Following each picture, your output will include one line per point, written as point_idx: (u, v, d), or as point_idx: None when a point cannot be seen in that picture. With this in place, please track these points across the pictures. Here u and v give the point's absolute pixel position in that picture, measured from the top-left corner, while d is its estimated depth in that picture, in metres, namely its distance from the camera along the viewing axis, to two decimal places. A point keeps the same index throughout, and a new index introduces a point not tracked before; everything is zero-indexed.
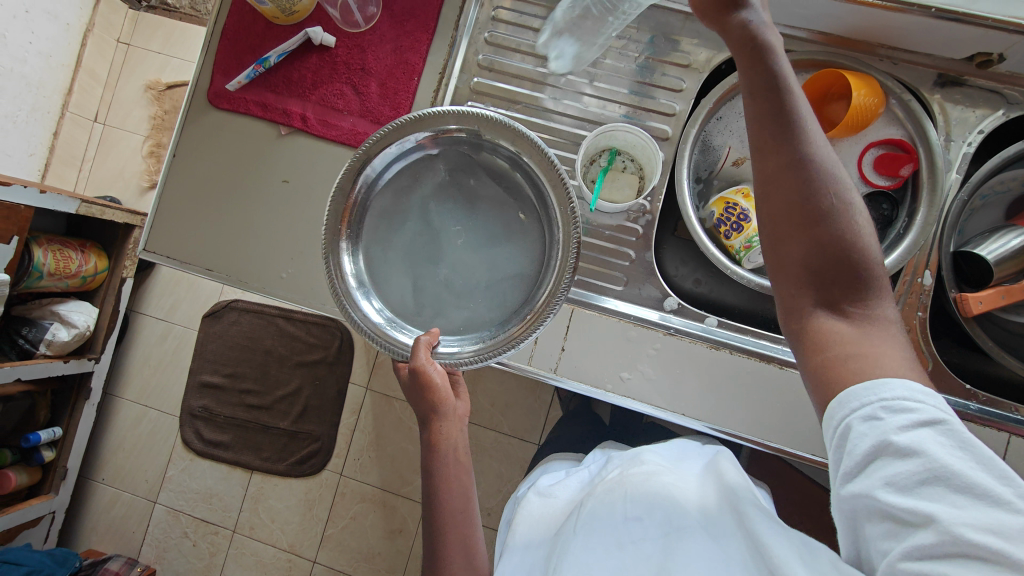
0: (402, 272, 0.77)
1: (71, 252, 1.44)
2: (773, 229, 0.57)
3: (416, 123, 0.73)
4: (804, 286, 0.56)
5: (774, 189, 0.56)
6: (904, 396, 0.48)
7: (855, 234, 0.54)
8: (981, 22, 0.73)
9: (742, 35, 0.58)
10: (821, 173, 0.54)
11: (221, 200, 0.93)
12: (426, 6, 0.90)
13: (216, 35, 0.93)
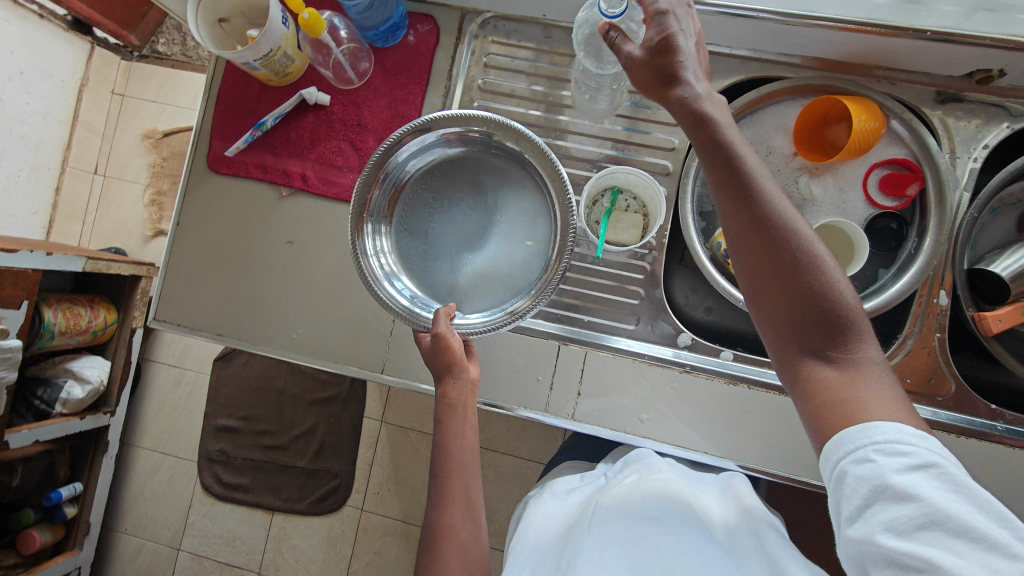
0: (427, 255, 0.82)
1: (81, 308, 1.44)
2: (750, 286, 0.56)
3: (438, 122, 0.76)
4: (790, 336, 0.54)
5: (745, 246, 0.55)
6: (895, 440, 0.46)
7: (833, 282, 0.52)
8: (979, 42, 0.72)
9: (684, 103, 0.56)
10: (786, 229, 0.53)
11: (227, 265, 0.93)
12: (418, 59, 0.90)
13: (211, 101, 0.94)
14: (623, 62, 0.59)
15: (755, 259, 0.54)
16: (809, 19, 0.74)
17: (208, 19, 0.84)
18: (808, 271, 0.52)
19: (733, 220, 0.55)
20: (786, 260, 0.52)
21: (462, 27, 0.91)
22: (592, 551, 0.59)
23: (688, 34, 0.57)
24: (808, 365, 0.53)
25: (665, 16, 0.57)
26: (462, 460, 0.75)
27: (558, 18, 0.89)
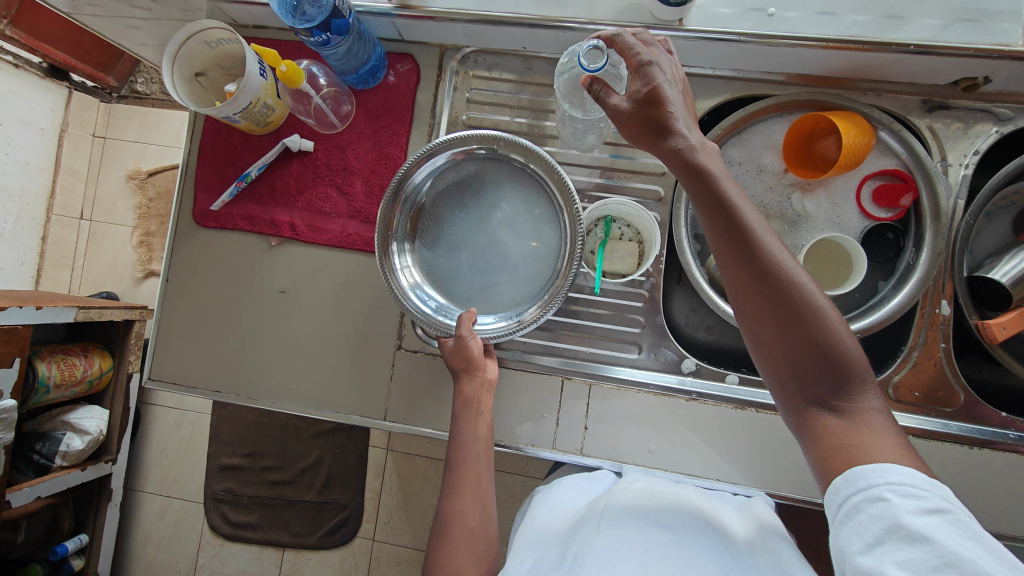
0: (448, 271, 0.84)
1: (74, 358, 1.40)
2: (750, 330, 0.58)
3: (449, 143, 0.78)
4: (794, 386, 0.56)
5: (744, 293, 0.57)
6: (911, 485, 0.47)
7: (833, 332, 0.54)
8: (963, 53, 0.71)
9: (679, 160, 0.58)
10: (786, 282, 0.54)
11: (220, 318, 0.91)
12: (400, 99, 0.89)
13: (193, 153, 0.92)
14: (612, 115, 0.61)
15: (754, 306, 0.56)
16: (790, 39, 0.73)
17: (184, 74, 0.82)
18: (806, 318, 0.54)
19: (731, 267, 0.57)
20: (784, 308, 0.54)
21: (442, 64, 0.90)
22: (605, 548, 0.58)
23: (675, 86, 0.60)
24: (810, 408, 0.55)
25: (650, 70, 0.60)
26: (475, 460, 0.74)
27: (537, 50, 0.88)
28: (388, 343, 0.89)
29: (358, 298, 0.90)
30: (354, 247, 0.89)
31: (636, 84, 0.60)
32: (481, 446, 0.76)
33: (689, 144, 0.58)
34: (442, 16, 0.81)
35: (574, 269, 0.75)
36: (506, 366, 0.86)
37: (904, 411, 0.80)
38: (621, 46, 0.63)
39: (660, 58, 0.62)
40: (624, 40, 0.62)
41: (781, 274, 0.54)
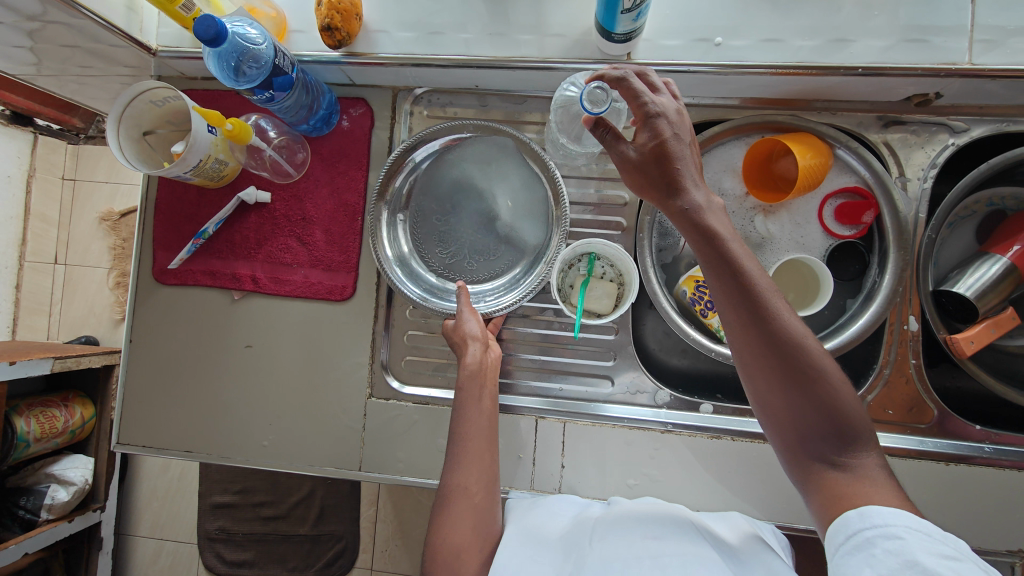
0: (438, 252, 0.87)
1: (54, 409, 1.32)
2: (752, 386, 0.58)
3: (439, 131, 0.82)
4: (800, 442, 0.56)
5: (746, 353, 0.57)
6: (930, 532, 0.46)
7: (837, 394, 0.54)
8: (910, 72, 0.70)
9: (688, 220, 0.58)
10: (795, 345, 0.54)
11: (187, 377, 0.90)
12: (355, 144, 0.88)
13: (149, 212, 0.91)
14: (616, 159, 0.63)
15: (757, 364, 0.56)
16: (739, 67, 0.73)
17: (131, 135, 0.79)
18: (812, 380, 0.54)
19: (734, 327, 0.57)
20: (788, 368, 0.54)
21: (395, 106, 0.89)
22: (597, 562, 0.58)
23: (682, 140, 0.60)
24: (813, 465, 0.55)
25: (658, 122, 0.60)
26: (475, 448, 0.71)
27: (490, 87, 0.87)
28: (358, 394, 0.87)
29: (326, 348, 0.88)
30: (318, 296, 0.88)
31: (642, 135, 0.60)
32: (484, 425, 0.72)
33: (697, 205, 0.58)
34: (392, 62, 0.79)
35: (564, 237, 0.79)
36: None
37: (879, 429, 0.79)
38: (628, 88, 0.61)
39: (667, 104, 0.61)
40: (629, 85, 0.61)
41: (784, 336, 0.54)
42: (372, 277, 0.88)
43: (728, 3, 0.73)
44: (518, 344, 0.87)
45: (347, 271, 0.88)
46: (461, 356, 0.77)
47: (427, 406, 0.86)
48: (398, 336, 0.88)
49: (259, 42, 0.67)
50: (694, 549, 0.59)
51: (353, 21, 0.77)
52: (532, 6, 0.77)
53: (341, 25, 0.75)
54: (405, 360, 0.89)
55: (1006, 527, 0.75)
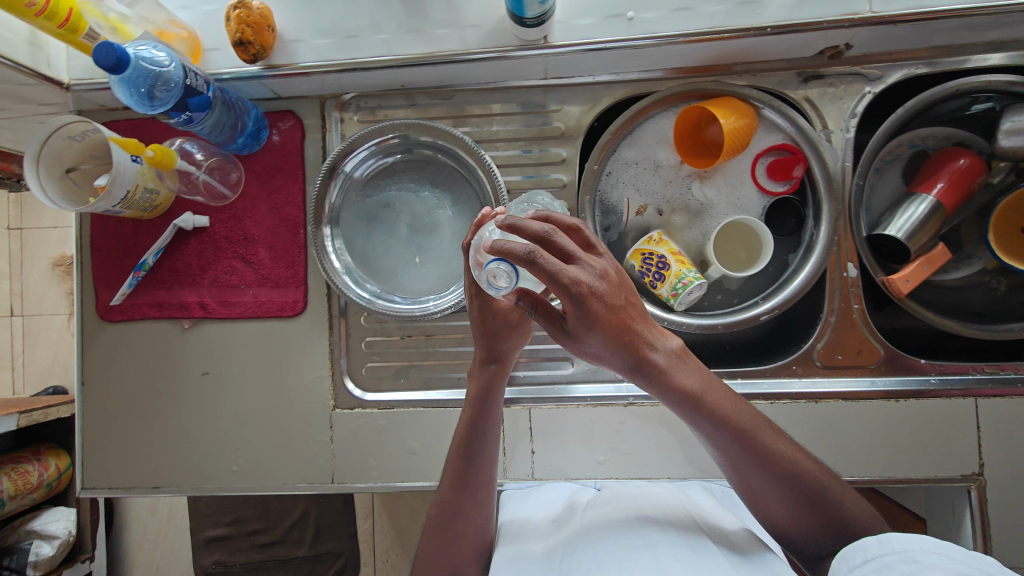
0: (386, 255, 0.87)
1: (26, 464, 1.28)
2: (758, 505, 0.62)
3: (365, 136, 0.82)
4: (808, 542, 0.61)
5: (747, 484, 0.61)
6: (950, 554, 0.45)
7: (829, 499, 0.59)
8: (818, 27, 0.72)
9: (662, 379, 0.58)
10: (782, 470, 0.59)
11: (148, 413, 0.88)
12: (289, 157, 0.88)
13: (86, 249, 0.89)
14: (557, 327, 0.58)
15: (760, 492, 0.61)
16: (654, 40, 0.74)
17: (53, 174, 0.77)
18: (806, 495, 0.59)
19: (734, 463, 0.61)
20: (789, 495, 0.59)
21: (324, 114, 0.88)
22: (585, 542, 0.62)
23: (624, 300, 0.54)
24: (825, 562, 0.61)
25: (586, 302, 0.51)
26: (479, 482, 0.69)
27: (417, 85, 0.86)
28: (322, 407, 0.87)
29: (284, 366, 0.87)
30: (270, 314, 0.87)
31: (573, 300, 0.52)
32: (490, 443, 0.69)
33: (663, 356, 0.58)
34: (318, 70, 0.78)
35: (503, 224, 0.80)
36: (447, 406, 0.86)
37: (831, 376, 0.82)
38: (540, 267, 0.49)
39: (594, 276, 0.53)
40: (542, 261, 0.49)
41: (779, 469, 0.59)
42: (322, 288, 0.87)
43: None
44: None
45: (297, 286, 0.87)
46: (486, 340, 0.67)
47: (392, 411, 0.86)
48: (355, 344, 0.88)
49: (167, 64, 0.66)
50: (683, 528, 0.63)
51: (266, 33, 0.76)
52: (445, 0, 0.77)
53: (253, 39, 0.74)
54: (365, 367, 0.88)
55: (962, 452, 0.78)
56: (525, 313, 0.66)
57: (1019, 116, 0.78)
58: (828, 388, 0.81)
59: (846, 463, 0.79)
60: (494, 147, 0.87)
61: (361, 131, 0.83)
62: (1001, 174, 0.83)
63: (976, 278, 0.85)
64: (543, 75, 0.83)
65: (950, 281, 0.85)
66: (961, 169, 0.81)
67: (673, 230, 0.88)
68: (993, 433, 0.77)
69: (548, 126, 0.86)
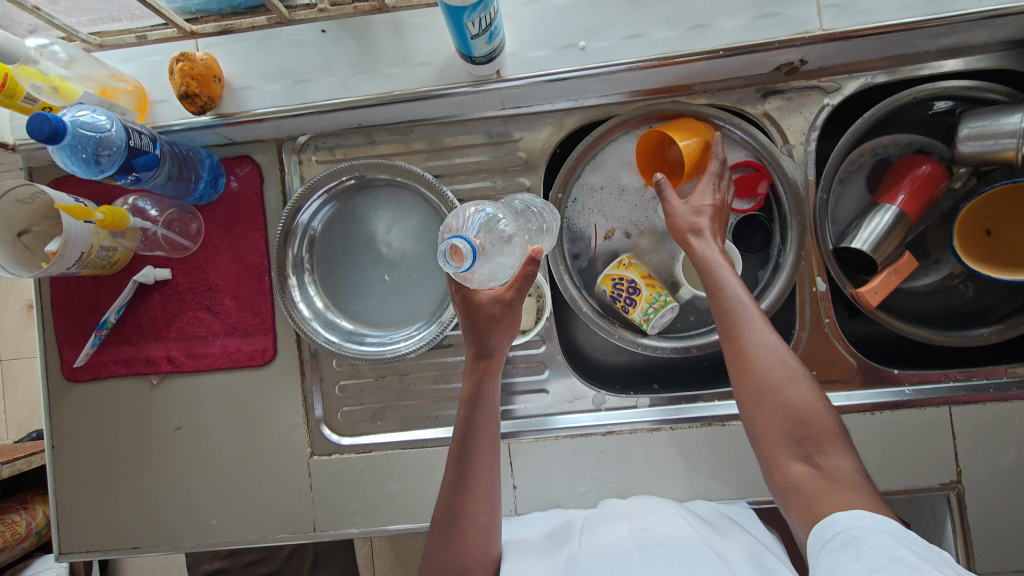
0: (355, 297, 0.85)
1: (14, 514, 1.25)
2: (750, 416, 0.64)
3: (318, 184, 0.79)
4: (781, 444, 0.61)
5: (735, 355, 0.65)
6: (914, 537, 0.49)
7: (809, 400, 0.61)
8: (771, 47, 0.72)
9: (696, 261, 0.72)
10: (775, 357, 0.63)
11: (121, 471, 0.87)
12: (249, 203, 0.86)
13: (46, 310, 0.87)
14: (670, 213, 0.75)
15: (752, 381, 0.63)
16: (608, 68, 0.73)
17: (3, 239, 0.73)
18: (789, 380, 0.62)
19: (734, 350, 0.65)
20: (773, 385, 0.62)
21: (282, 157, 0.86)
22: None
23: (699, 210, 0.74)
24: (780, 455, 0.61)
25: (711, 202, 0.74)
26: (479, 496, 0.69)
27: (375, 123, 0.85)
28: (299, 455, 0.86)
29: (258, 415, 0.86)
30: (239, 364, 0.86)
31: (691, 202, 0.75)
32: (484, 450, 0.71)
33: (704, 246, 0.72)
34: (271, 117, 0.77)
35: None
36: (426, 446, 0.85)
37: None
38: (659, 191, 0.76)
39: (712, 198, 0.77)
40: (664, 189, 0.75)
41: (768, 360, 0.63)
42: (291, 335, 0.86)
43: (587, 6, 0.73)
44: (451, 374, 0.86)
45: (265, 333, 0.85)
46: (479, 335, 0.70)
47: (370, 454, 0.85)
48: (329, 389, 0.87)
49: (107, 127, 0.64)
50: (686, 556, 0.63)
51: (213, 84, 0.74)
52: (396, 39, 0.76)
53: (199, 91, 0.73)
54: (341, 411, 0.87)
55: (937, 461, 0.78)
56: (506, 303, 0.68)
57: (977, 122, 0.77)
58: None
59: None
60: (457, 180, 0.86)
61: (314, 178, 0.80)
62: (962, 179, 0.83)
63: (944, 282, 0.86)
64: (501, 106, 0.82)
65: (918, 287, 0.86)
66: (924, 176, 0.81)
67: (642, 252, 0.88)
68: (968, 440, 0.78)
69: (510, 156, 0.85)
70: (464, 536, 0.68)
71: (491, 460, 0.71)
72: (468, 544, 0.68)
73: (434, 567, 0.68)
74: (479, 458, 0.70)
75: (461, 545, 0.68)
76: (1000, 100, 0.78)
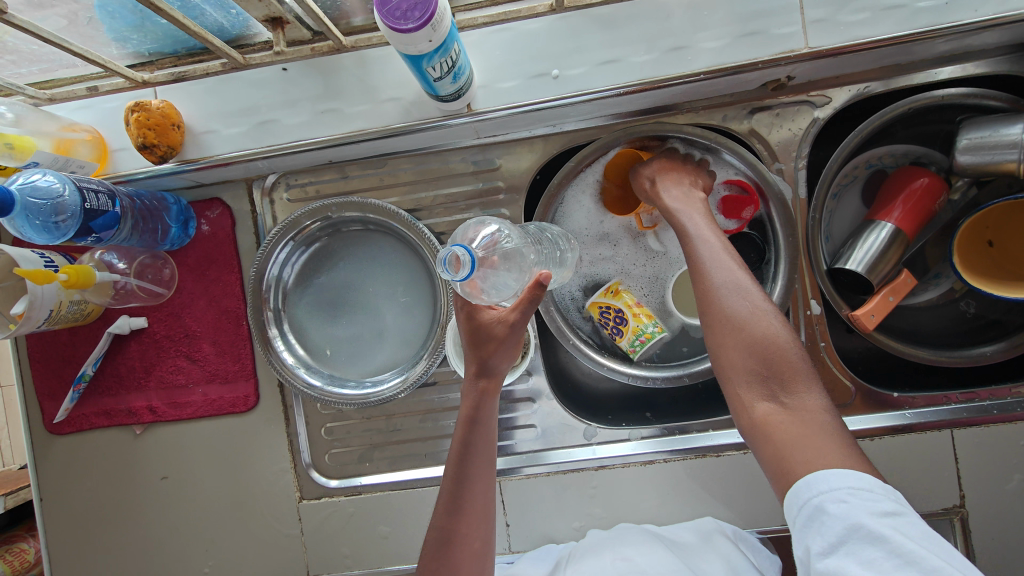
0: (335, 338, 0.83)
1: (23, 542, 1.21)
2: (717, 355, 0.62)
3: (286, 230, 0.79)
4: (749, 382, 0.59)
5: (700, 289, 0.64)
6: (869, 488, 0.49)
7: (777, 337, 0.59)
8: (754, 67, 0.68)
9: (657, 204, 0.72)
10: (740, 292, 0.62)
11: (111, 522, 0.86)
12: (221, 246, 0.83)
13: (24, 364, 0.85)
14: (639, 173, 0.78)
15: (714, 316, 0.62)
16: (583, 96, 0.69)
17: None
18: (754, 316, 0.60)
19: (698, 284, 0.65)
20: (734, 318, 0.61)
21: (253, 197, 0.84)
22: None
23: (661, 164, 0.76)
24: (747, 397, 0.59)
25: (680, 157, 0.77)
26: (472, 517, 0.64)
27: (346, 158, 0.81)
28: (288, 500, 0.84)
29: (243, 461, 0.85)
30: (222, 410, 0.84)
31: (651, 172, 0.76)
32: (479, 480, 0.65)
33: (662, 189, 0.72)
34: (239, 160, 0.74)
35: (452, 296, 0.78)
36: (416, 486, 0.83)
37: None
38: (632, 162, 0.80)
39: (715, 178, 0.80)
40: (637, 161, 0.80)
41: (730, 292, 0.62)
42: (273, 379, 0.84)
43: (558, 33, 0.70)
44: (439, 412, 0.84)
45: (246, 379, 0.84)
46: (483, 352, 0.65)
47: (360, 497, 0.83)
48: (315, 432, 0.85)
49: (60, 191, 0.62)
50: None
51: (172, 132, 0.71)
52: (361, 74, 0.72)
53: (158, 141, 0.70)
54: (328, 454, 0.85)
55: (939, 485, 0.76)
56: (508, 325, 0.62)
57: (977, 132, 0.73)
58: None
59: None
60: (435, 212, 0.83)
61: (283, 223, 0.79)
62: (961, 191, 0.79)
63: (944, 297, 0.83)
64: (476, 136, 0.79)
65: (918, 303, 0.83)
66: (922, 189, 0.77)
67: (630, 278, 0.85)
68: (970, 463, 0.76)
69: (488, 185, 0.82)
70: (457, 561, 0.62)
71: (488, 480, 0.66)
72: (461, 569, 0.62)
73: None
74: (474, 481, 0.64)
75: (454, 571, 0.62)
76: (1001, 106, 0.74)
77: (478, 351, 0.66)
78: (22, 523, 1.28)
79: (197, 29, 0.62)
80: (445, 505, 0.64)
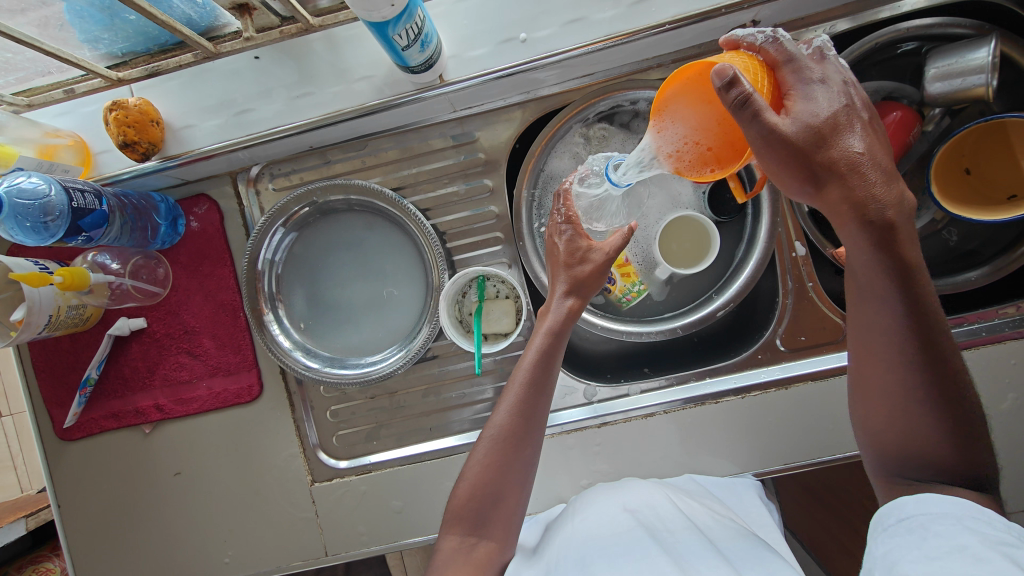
0: (331, 320, 0.85)
1: (49, 562, 1.22)
2: (863, 408, 0.60)
3: (274, 218, 0.80)
4: (892, 457, 0.57)
5: (862, 341, 0.58)
6: (990, 520, 0.48)
7: (946, 431, 0.53)
8: (718, 12, 0.68)
9: (848, 202, 0.54)
10: (928, 371, 0.53)
11: (130, 523, 0.87)
12: (211, 241, 0.84)
13: (30, 373, 0.86)
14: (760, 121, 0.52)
15: (876, 376, 0.57)
16: (551, 56, 0.70)
17: None
18: (933, 402, 0.53)
19: (864, 340, 0.58)
20: (894, 392, 0.55)
21: (238, 190, 0.85)
22: (564, 557, 0.63)
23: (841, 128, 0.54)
24: (885, 466, 0.58)
25: (816, 86, 0.55)
26: (522, 431, 0.66)
27: (326, 143, 0.82)
28: (300, 485, 0.85)
29: (254, 450, 0.86)
30: (227, 403, 0.85)
31: (789, 118, 0.54)
32: (538, 392, 0.67)
33: (855, 184, 0.53)
34: (220, 152, 0.74)
35: (443, 269, 0.79)
36: (423, 459, 0.85)
37: (800, 358, 0.81)
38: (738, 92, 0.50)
39: (833, 72, 0.56)
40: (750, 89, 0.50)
41: (906, 369, 0.54)
42: (274, 367, 0.86)
43: None
44: (441, 385, 0.85)
45: (248, 369, 0.85)
46: (562, 275, 0.71)
47: (370, 475, 0.84)
48: (321, 414, 0.87)
49: (46, 191, 0.63)
50: (672, 528, 0.64)
51: (151, 128, 0.72)
52: (331, 55, 0.74)
53: (138, 138, 0.71)
54: (336, 436, 0.86)
55: None
56: (605, 256, 0.69)
57: (943, 60, 0.73)
58: (794, 372, 0.81)
59: (828, 442, 0.79)
60: (417, 189, 0.84)
61: (271, 211, 0.80)
62: (935, 121, 0.80)
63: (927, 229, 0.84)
64: (451, 109, 0.79)
65: None
66: (896, 122, 0.78)
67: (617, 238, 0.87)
68: None
69: (470, 158, 0.83)
70: (506, 464, 0.65)
71: (546, 395, 0.68)
72: (511, 474, 0.66)
73: (472, 492, 0.65)
74: (538, 391, 0.67)
75: (508, 470, 0.65)
76: (966, 33, 0.74)
77: (563, 271, 0.71)
78: (48, 543, 1.29)
79: (164, 18, 0.62)
80: (509, 394, 0.67)
